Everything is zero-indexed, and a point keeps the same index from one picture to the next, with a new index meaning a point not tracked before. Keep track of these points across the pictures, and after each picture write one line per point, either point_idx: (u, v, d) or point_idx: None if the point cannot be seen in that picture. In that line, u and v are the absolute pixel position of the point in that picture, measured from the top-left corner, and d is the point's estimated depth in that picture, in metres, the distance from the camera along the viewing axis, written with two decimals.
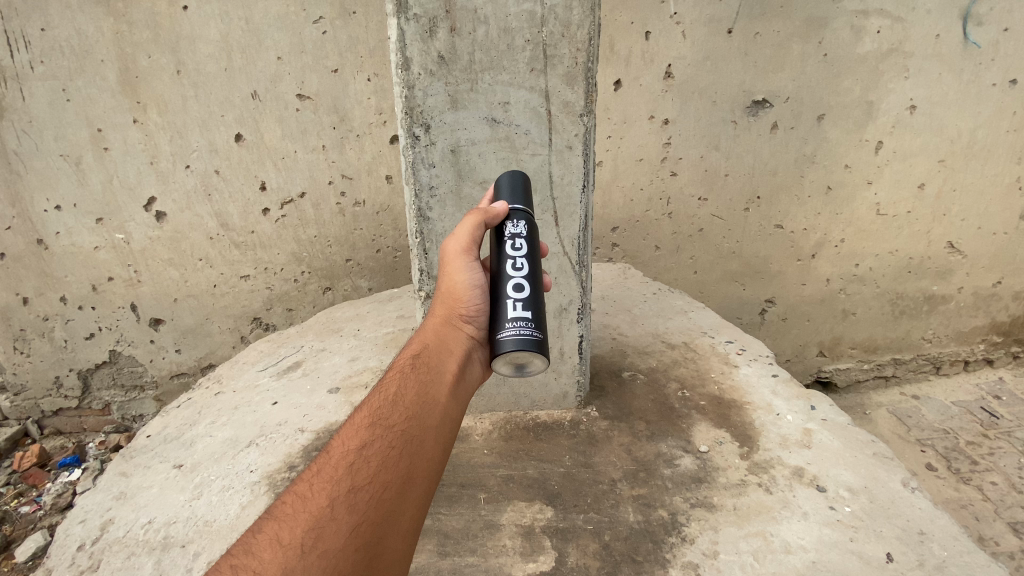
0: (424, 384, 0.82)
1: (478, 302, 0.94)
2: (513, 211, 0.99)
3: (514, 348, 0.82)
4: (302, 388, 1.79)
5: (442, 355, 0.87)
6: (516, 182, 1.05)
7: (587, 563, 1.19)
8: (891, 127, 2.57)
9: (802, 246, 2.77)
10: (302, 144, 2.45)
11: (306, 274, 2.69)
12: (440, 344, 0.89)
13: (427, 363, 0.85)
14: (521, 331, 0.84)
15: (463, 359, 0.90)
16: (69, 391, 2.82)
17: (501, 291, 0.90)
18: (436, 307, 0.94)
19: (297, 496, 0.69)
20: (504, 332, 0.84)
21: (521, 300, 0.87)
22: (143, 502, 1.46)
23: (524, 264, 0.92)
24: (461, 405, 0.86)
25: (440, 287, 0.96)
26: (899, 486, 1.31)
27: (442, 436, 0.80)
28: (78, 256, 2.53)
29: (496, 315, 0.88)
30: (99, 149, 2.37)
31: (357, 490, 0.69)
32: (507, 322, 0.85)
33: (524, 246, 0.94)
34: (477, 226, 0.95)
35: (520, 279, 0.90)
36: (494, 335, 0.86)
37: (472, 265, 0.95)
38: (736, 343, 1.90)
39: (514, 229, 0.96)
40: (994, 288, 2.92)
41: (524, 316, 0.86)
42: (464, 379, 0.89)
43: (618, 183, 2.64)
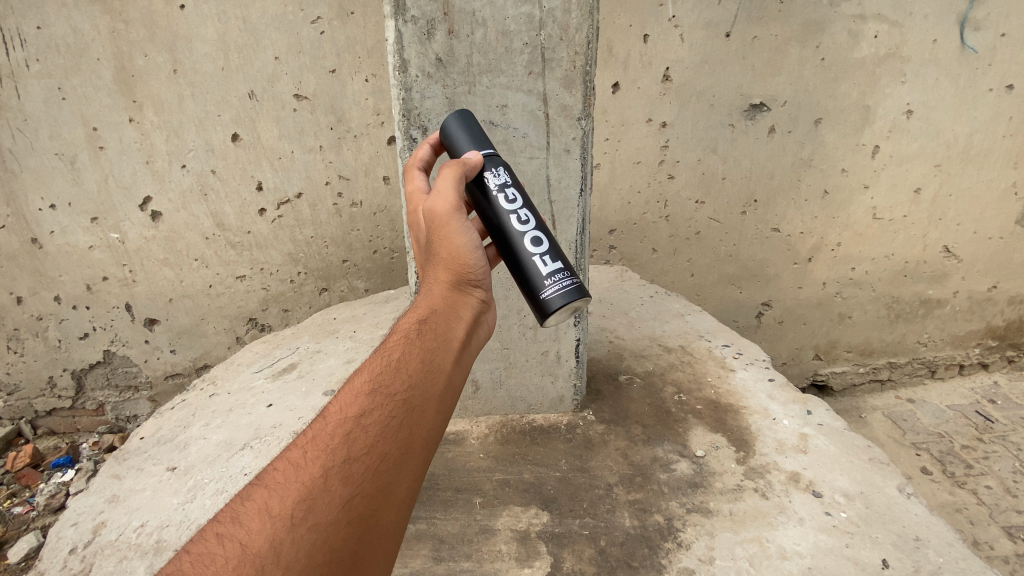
0: (430, 351, 0.76)
1: (484, 261, 0.85)
2: (488, 158, 0.97)
3: (569, 301, 0.90)
4: (297, 390, 1.78)
5: (450, 320, 0.80)
6: (471, 125, 1.01)
7: (582, 568, 1.19)
8: (888, 131, 2.58)
9: (799, 250, 2.77)
10: (299, 144, 2.44)
11: (302, 275, 2.68)
12: (449, 309, 0.81)
13: (434, 329, 0.78)
14: (563, 285, 0.91)
15: (472, 323, 0.83)
16: (63, 391, 2.80)
17: (522, 253, 0.93)
18: (439, 271, 0.83)
19: (290, 464, 0.65)
20: (550, 291, 0.91)
21: (548, 255, 0.93)
22: (136, 504, 1.44)
23: (528, 216, 0.95)
24: (466, 371, 0.80)
25: (435, 249, 0.84)
26: (895, 492, 1.31)
27: (444, 407, 0.75)
28: (73, 255, 2.52)
29: (530, 278, 0.92)
30: (95, 148, 2.36)
31: (352, 461, 0.66)
32: (546, 280, 0.91)
33: (517, 196, 0.95)
34: (459, 180, 0.88)
35: (533, 233, 0.93)
36: (539, 297, 0.92)
37: (467, 226, 0.85)
38: (732, 347, 1.90)
39: (497, 179, 0.95)
40: (989, 293, 2.94)
41: (559, 270, 0.92)
42: (471, 344, 0.82)
43: (616, 186, 2.64)
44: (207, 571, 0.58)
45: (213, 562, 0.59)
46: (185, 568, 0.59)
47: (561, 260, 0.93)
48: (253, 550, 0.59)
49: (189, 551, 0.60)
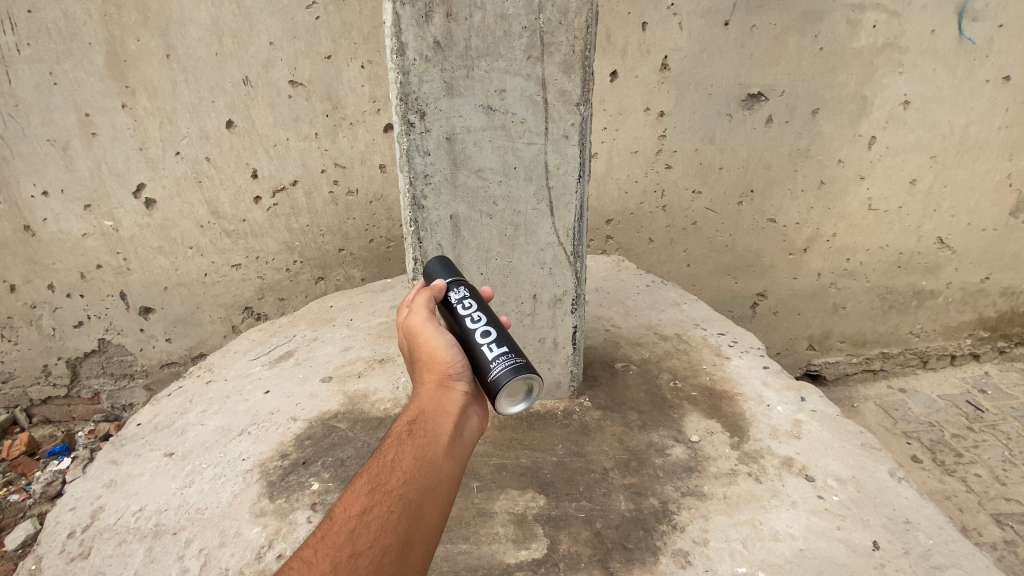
0: (421, 448, 0.78)
1: (460, 355, 0.90)
2: (451, 280, 1.05)
3: (511, 375, 0.87)
4: (294, 377, 1.79)
5: (437, 415, 0.82)
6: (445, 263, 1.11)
7: (578, 551, 1.19)
8: (884, 122, 2.58)
9: (794, 240, 2.79)
10: (294, 131, 2.43)
11: (298, 263, 2.67)
12: (435, 405, 0.84)
13: (422, 427, 0.80)
14: (504, 364, 0.89)
15: (460, 416, 0.85)
16: (57, 379, 2.79)
17: (470, 341, 0.94)
18: (424, 373, 0.89)
19: (303, 560, 0.69)
20: (494, 369, 0.89)
21: (496, 341, 0.93)
22: (134, 489, 1.42)
23: (481, 316, 0.97)
24: (460, 465, 0.80)
25: (417, 357, 0.92)
26: (886, 476, 1.32)
27: (441, 500, 0.75)
28: (66, 243, 2.50)
29: (479, 360, 0.91)
30: (87, 135, 2.33)
31: (357, 555, 0.68)
32: (490, 362, 0.90)
33: (472, 304, 1.00)
34: (430, 300, 0.99)
35: (482, 326, 0.95)
36: (485, 378, 0.89)
37: (439, 329, 0.92)
38: (727, 335, 1.92)
39: (458, 294, 1.01)
40: (982, 284, 2.96)
41: (504, 351, 0.91)
42: (463, 437, 0.83)
43: (614, 175, 2.64)
44: None
45: None
46: None
47: (508, 345, 0.92)
48: None
49: None
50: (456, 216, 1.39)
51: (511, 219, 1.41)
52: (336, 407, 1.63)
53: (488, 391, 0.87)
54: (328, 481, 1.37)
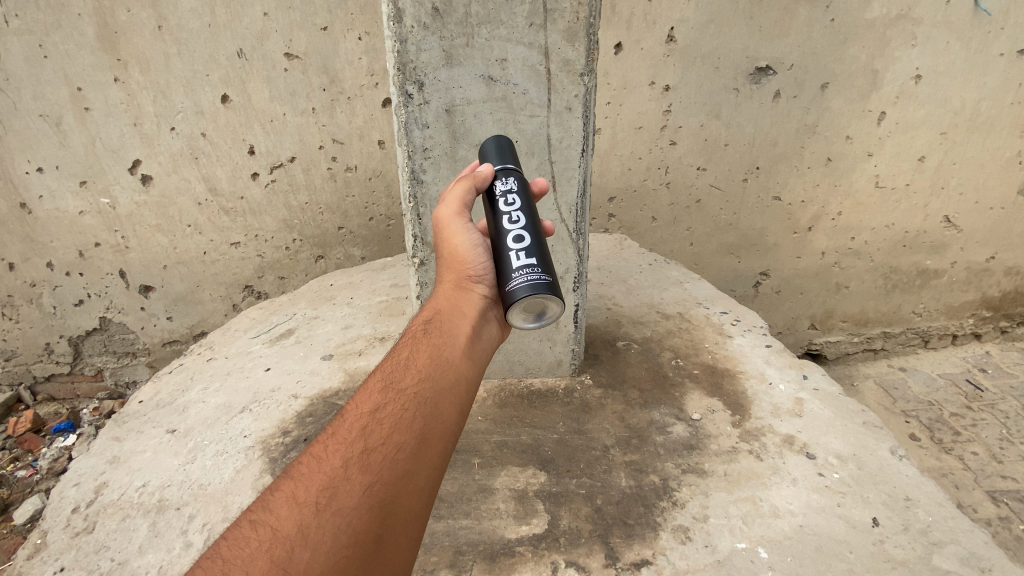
0: (437, 348, 0.79)
1: (484, 259, 0.91)
2: (502, 170, 0.99)
3: (529, 292, 0.84)
4: (295, 355, 1.79)
5: (454, 318, 0.84)
6: (502, 144, 1.04)
7: (579, 526, 1.18)
8: (895, 97, 2.52)
9: (799, 219, 2.75)
10: (291, 106, 2.38)
11: (298, 242, 2.64)
12: (451, 308, 0.85)
13: (439, 327, 0.82)
14: (529, 278, 0.85)
15: (475, 321, 0.86)
16: (61, 358, 2.80)
17: (502, 241, 0.91)
18: (445, 274, 0.91)
19: (313, 456, 0.67)
20: (514, 279, 0.86)
21: (528, 250, 0.88)
22: (137, 465, 1.42)
23: (521, 217, 0.92)
24: (477, 366, 0.81)
25: (441, 257, 0.93)
26: (887, 453, 1.31)
27: (457, 399, 0.76)
28: (63, 221, 2.47)
29: (503, 264, 0.89)
30: (80, 110, 2.28)
31: (371, 450, 0.67)
32: (514, 271, 0.87)
33: (517, 202, 0.94)
34: (468, 191, 0.96)
35: (519, 228, 0.91)
36: (504, 285, 0.87)
37: (467, 229, 0.93)
38: (730, 314, 1.90)
39: (505, 188, 0.96)
40: (986, 264, 2.94)
41: (530, 264, 0.87)
42: (479, 341, 0.84)
43: (617, 152, 2.59)
44: (240, 556, 0.59)
45: (247, 545, 0.60)
46: (220, 555, 0.60)
47: (538, 258, 0.87)
48: (283, 535, 0.60)
49: (224, 539, 0.61)
50: None
51: None
52: (338, 384, 1.63)
53: (503, 300, 0.85)
54: None
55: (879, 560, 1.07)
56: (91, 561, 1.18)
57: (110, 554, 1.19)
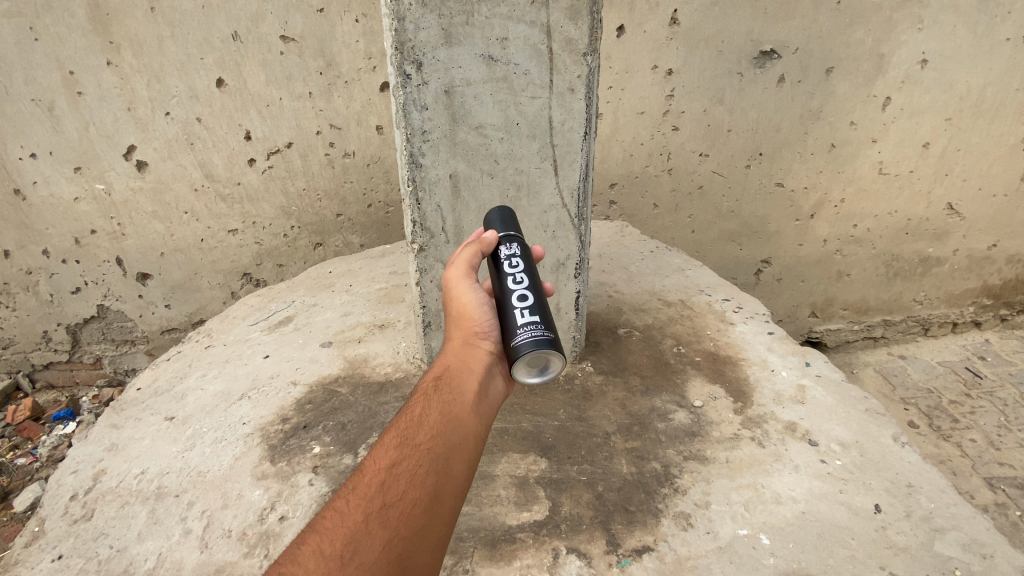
0: (448, 403, 0.76)
1: (491, 315, 0.89)
2: (505, 237, 1.00)
3: (532, 346, 0.81)
4: (294, 342, 1.77)
5: (463, 373, 0.82)
6: (506, 215, 1.06)
7: (580, 512, 1.18)
8: (900, 82, 2.48)
9: (801, 205, 2.72)
10: (288, 91, 2.33)
11: (296, 229, 2.61)
12: (461, 363, 0.83)
13: (449, 382, 0.79)
14: (533, 334, 0.83)
15: (485, 375, 0.83)
16: (59, 345, 2.78)
17: (505, 300, 0.89)
18: (453, 330, 0.89)
19: (335, 510, 0.67)
20: (517, 334, 0.83)
21: (531, 307, 0.87)
22: (136, 452, 1.42)
23: (524, 278, 0.92)
24: (487, 421, 0.79)
25: (449, 313, 0.91)
26: (890, 440, 1.31)
27: (469, 455, 0.74)
28: (59, 207, 2.44)
29: (507, 321, 0.87)
30: (73, 94, 2.24)
31: (389, 506, 0.66)
32: (517, 327, 0.84)
33: (521, 266, 0.95)
34: (473, 254, 0.96)
35: (521, 288, 0.90)
36: (507, 342, 0.84)
37: (473, 286, 0.91)
38: (732, 301, 1.89)
39: (509, 251, 0.97)
40: (988, 251, 2.92)
41: (533, 320, 0.85)
42: (488, 395, 0.82)
43: (618, 137, 2.55)
44: None
45: None
46: None
47: (540, 316, 0.86)
48: None
49: None
50: (455, 175, 1.33)
51: (513, 178, 1.35)
52: (337, 371, 1.62)
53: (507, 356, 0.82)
54: (329, 444, 1.36)
55: (880, 546, 1.07)
56: (90, 548, 1.17)
57: (109, 541, 1.18)
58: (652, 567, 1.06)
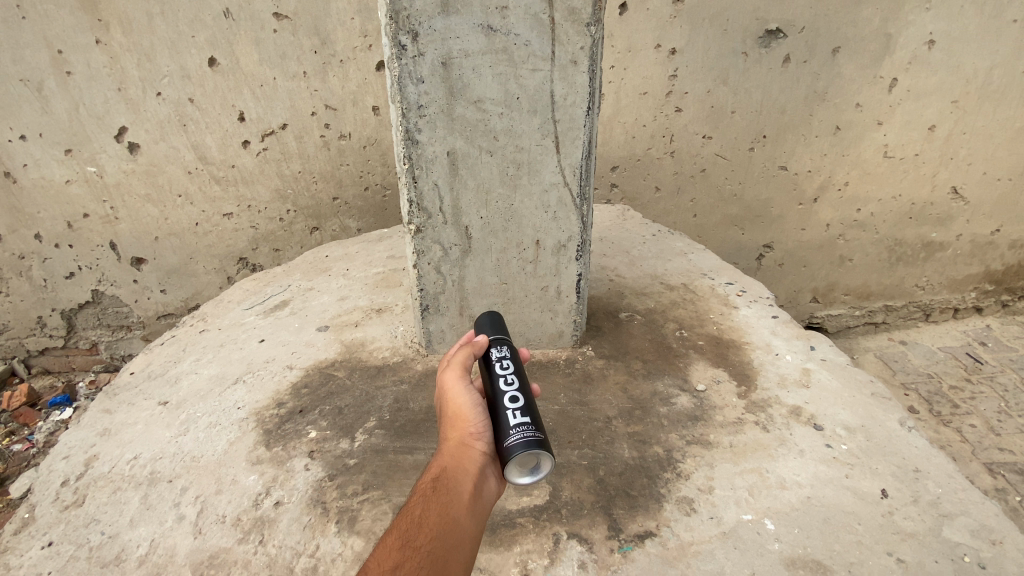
0: (446, 506, 0.76)
1: (484, 415, 0.89)
2: (496, 337, 1.00)
3: (525, 447, 0.80)
4: (289, 326, 1.74)
5: (459, 474, 0.81)
6: (495, 315, 1.07)
7: (581, 497, 1.16)
8: (907, 63, 2.42)
9: (805, 189, 2.67)
10: (281, 70, 2.27)
11: (292, 212, 2.56)
12: (457, 464, 0.83)
13: (446, 485, 0.79)
14: (524, 435, 0.81)
15: (479, 476, 0.83)
16: (54, 331, 2.75)
17: (496, 401, 0.88)
18: (447, 431, 0.88)
19: None
20: (509, 435, 0.82)
21: (522, 407, 0.86)
22: (128, 438, 1.39)
23: (515, 379, 0.91)
24: (480, 526, 0.79)
25: (444, 415, 0.91)
26: (896, 425, 1.28)
27: (465, 560, 0.73)
28: (50, 191, 2.39)
29: (498, 423, 0.85)
30: (62, 74, 2.17)
31: None
32: (508, 429, 0.83)
33: (511, 366, 0.94)
34: (468, 356, 0.96)
35: (512, 389, 0.89)
36: (499, 443, 0.83)
37: (467, 388, 0.91)
38: (736, 284, 1.86)
39: (499, 353, 0.96)
40: (991, 237, 2.88)
41: (525, 420, 0.84)
42: (482, 496, 0.82)
43: (621, 119, 2.50)
44: None
45: None
46: None
47: (531, 415, 0.85)
48: None
49: None
50: (453, 152, 1.29)
51: (513, 156, 1.31)
52: (333, 356, 1.59)
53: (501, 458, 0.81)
54: (326, 429, 1.34)
55: (887, 532, 1.05)
56: (81, 534, 1.16)
57: (101, 528, 1.16)
58: (654, 553, 1.04)
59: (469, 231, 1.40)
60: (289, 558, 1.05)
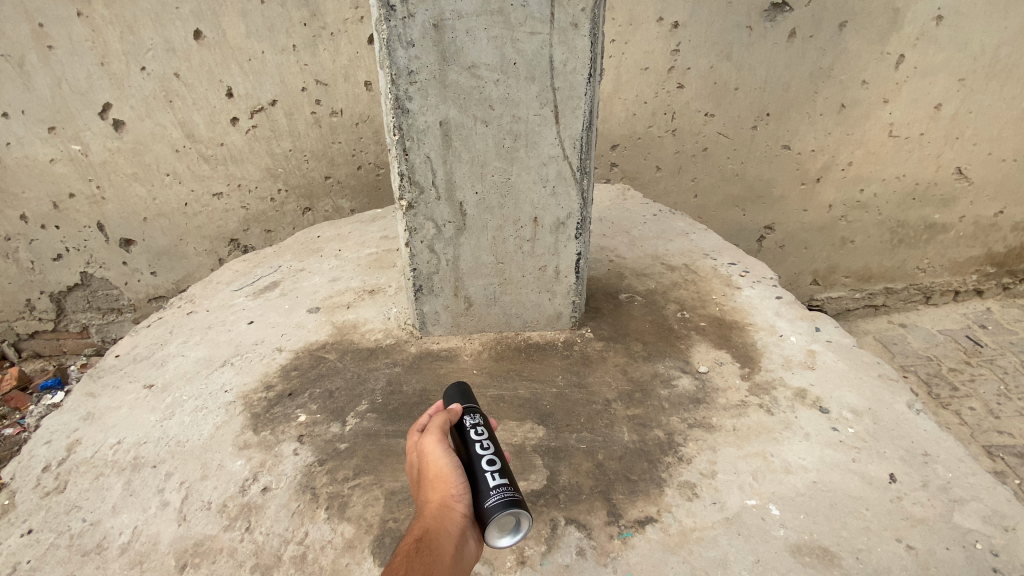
0: (430, 565, 0.73)
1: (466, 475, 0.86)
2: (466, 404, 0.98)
3: (505, 508, 0.78)
4: (279, 308, 1.69)
5: (443, 534, 0.78)
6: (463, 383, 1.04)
7: (579, 482, 1.12)
8: (915, 39, 2.34)
9: (808, 168, 2.61)
10: (269, 43, 2.18)
11: (283, 192, 2.48)
12: (440, 522, 0.79)
13: (429, 545, 0.76)
14: (504, 496, 0.79)
15: (462, 536, 0.80)
16: (43, 314, 2.69)
17: (472, 462, 0.85)
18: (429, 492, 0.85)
19: None
20: (488, 496, 0.80)
21: (499, 468, 0.84)
22: (112, 422, 1.35)
23: (489, 442, 0.89)
24: None
25: (425, 478, 0.87)
26: (904, 408, 1.25)
27: None
28: (34, 170, 2.31)
29: (475, 484, 0.82)
30: (43, 48, 2.08)
31: None
32: (488, 490, 0.80)
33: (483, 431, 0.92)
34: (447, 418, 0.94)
35: (488, 451, 0.86)
36: (478, 504, 0.80)
37: (446, 449, 0.88)
38: (738, 265, 1.81)
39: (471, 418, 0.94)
40: (995, 219, 2.83)
41: (503, 482, 0.82)
42: (464, 557, 0.78)
43: (621, 96, 2.42)
44: None
45: None
46: None
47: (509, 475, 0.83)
48: None
49: None
50: (446, 122, 1.22)
51: (510, 127, 1.24)
52: (324, 338, 1.54)
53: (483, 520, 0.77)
54: (316, 412, 1.29)
55: (896, 518, 1.02)
56: (61, 522, 1.12)
57: (83, 515, 1.13)
58: (656, 539, 1.01)
59: (463, 207, 1.34)
60: (276, 546, 1.01)
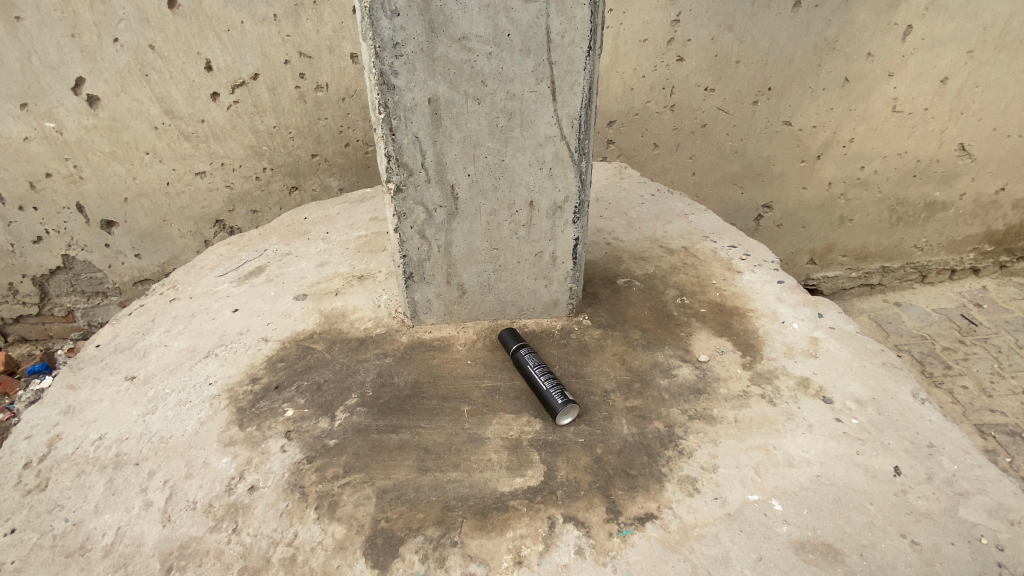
0: None
1: None
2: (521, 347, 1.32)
3: (567, 402, 1.18)
4: (265, 294, 1.62)
5: None
6: (513, 334, 1.37)
7: (578, 478, 1.09)
8: (924, 8, 2.25)
9: (809, 145, 2.54)
10: (249, 13, 2.05)
11: (269, 171, 2.38)
12: None
13: None
14: (560, 399, 1.19)
15: None
16: (27, 298, 2.60)
17: (533, 381, 1.24)
18: None
19: None
20: (553, 396, 1.19)
21: (551, 377, 1.24)
22: (93, 417, 1.29)
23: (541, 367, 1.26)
24: None
25: None
26: (909, 397, 1.22)
27: None
28: (7, 148, 2.19)
29: (541, 395, 1.22)
30: (10, 19, 1.95)
31: None
32: (551, 397, 1.19)
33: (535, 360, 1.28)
34: None
35: (540, 369, 1.25)
36: (548, 404, 1.20)
37: None
38: (739, 248, 1.75)
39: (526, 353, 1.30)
40: (995, 196, 2.79)
41: (558, 386, 1.21)
42: None
43: (619, 68, 2.32)
44: None
45: None
46: None
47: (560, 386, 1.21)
48: None
49: None
50: (435, 99, 1.14)
51: (503, 104, 1.17)
52: (312, 327, 1.49)
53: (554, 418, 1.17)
54: (304, 407, 1.25)
55: (901, 512, 1.00)
56: (43, 522, 1.07)
57: (64, 514, 1.08)
58: (656, 537, 0.98)
59: (455, 191, 1.27)
60: (265, 547, 0.99)
